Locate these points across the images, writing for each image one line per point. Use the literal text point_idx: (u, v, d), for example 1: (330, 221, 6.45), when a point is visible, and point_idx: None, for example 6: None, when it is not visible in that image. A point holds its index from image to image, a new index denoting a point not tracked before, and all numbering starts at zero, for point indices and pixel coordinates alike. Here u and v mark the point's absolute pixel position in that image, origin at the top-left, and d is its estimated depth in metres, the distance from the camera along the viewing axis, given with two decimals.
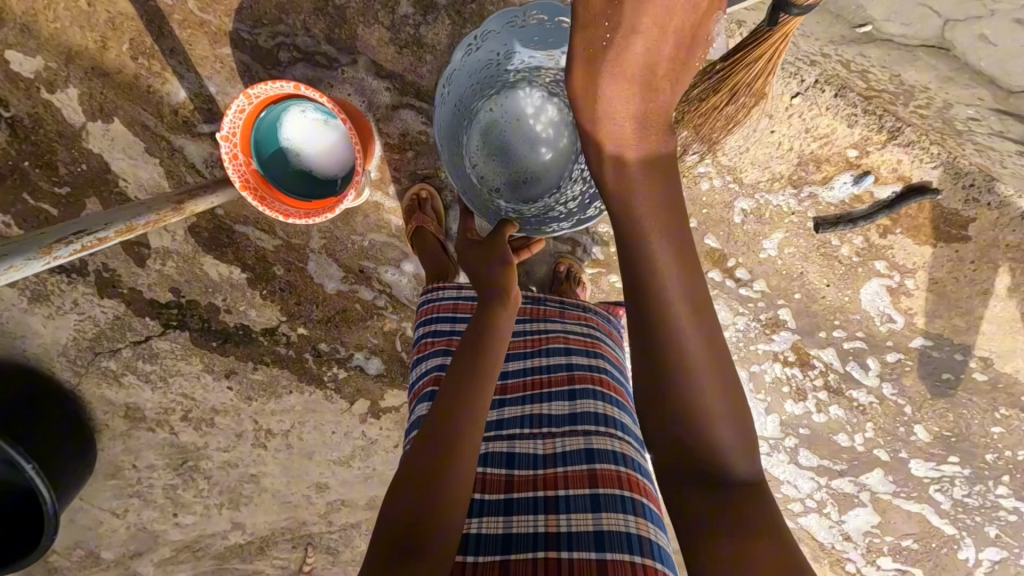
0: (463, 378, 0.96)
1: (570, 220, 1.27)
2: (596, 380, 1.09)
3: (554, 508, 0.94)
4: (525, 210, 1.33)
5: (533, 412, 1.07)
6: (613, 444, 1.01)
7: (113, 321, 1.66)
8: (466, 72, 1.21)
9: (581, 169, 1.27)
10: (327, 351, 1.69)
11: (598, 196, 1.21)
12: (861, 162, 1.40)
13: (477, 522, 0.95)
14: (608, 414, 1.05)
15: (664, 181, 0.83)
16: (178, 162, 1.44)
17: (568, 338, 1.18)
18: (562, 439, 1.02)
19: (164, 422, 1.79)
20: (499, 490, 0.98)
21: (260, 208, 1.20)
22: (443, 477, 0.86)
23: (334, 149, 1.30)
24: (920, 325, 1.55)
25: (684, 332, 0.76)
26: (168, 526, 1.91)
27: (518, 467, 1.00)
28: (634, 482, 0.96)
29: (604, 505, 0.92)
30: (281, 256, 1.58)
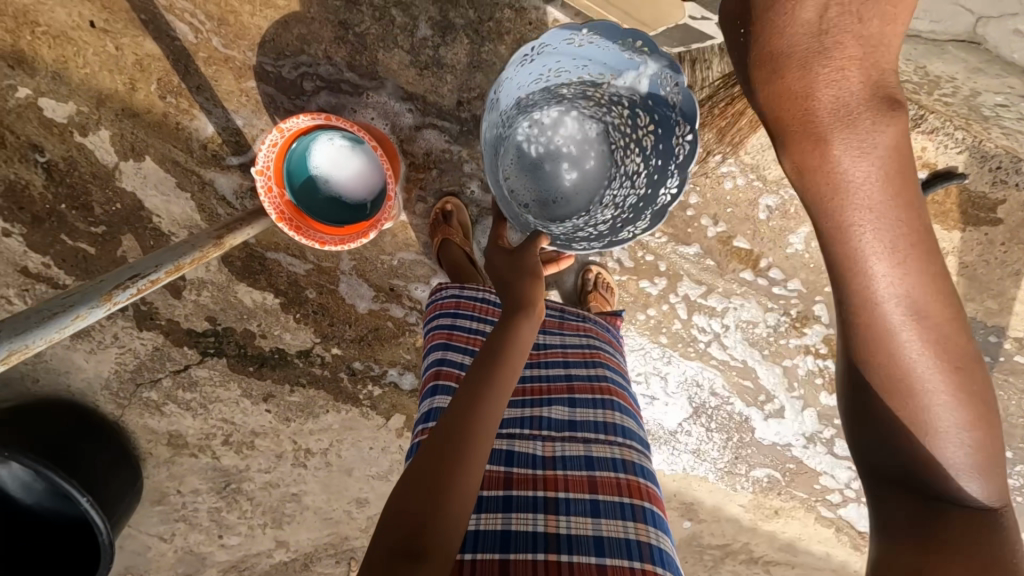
0: (476, 388, 0.90)
1: (599, 241, 1.22)
2: (596, 389, 1.09)
3: (554, 509, 0.93)
4: (552, 226, 1.30)
5: (533, 414, 1.04)
6: (612, 451, 1.01)
7: (153, 352, 1.70)
8: (521, 82, 1.20)
9: (612, 196, 1.30)
10: (361, 369, 1.72)
11: (635, 219, 1.22)
12: None
13: (475, 518, 0.92)
14: (607, 422, 1.04)
15: (895, 147, 0.66)
16: (208, 194, 1.47)
17: (566, 347, 1.16)
18: (562, 443, 1.01)
19: (206, 447, 1.83)
20: (497, 486, 0.95)
21: (297, 238, 1.23)
22: (446, 492, 0.81)
23: (363, 174, 1.33)
24: None
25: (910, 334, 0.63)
26: (214, 548, 1.95)
27: (517, 466, 0.97)
28: (634, 487, 0.96)
29: (603, 511, 0.93)
30: (314, 279, 1.62)
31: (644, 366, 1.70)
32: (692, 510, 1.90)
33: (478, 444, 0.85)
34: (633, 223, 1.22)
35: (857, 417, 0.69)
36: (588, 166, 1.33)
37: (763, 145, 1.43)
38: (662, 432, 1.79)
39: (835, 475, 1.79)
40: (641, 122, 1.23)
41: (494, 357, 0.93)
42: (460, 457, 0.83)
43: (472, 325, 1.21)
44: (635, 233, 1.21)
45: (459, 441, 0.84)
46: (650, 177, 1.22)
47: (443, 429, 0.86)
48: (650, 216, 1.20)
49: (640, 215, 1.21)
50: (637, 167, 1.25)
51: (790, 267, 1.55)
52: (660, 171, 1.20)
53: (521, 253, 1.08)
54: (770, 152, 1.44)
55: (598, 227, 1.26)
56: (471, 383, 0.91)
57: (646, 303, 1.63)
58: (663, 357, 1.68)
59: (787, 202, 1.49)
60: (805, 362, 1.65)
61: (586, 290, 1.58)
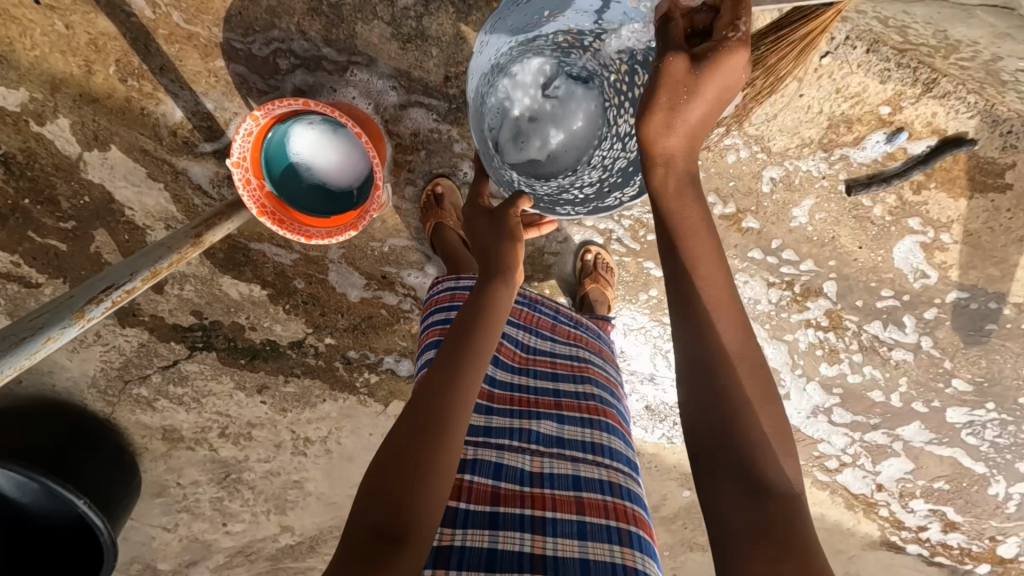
0: (454, 356, 0.94)
1: (584, 206, 1.17)
2: (583, 408, 1.07)
3: (541, 530, 0.90)
4: (537, 185, 1.24)
5: (522, 426, 1.02)
6: (599, 473, 0.98)
7: (139, 348, 1.64)
8: (515, 25, 1.12)
9: (602, 155, 1.20)
10: (357, 357, 1.69)
11: (621, 183, 1.13)
12: (894, 118, 1.35)
13: (461, 533, 0.88)
14: (595, 442, 1.02)
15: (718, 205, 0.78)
16: (183, 184, 1.38)
17: (555, 359, 1.15)
18: (550, 460, 0.99)
19: (202, 440, 1.80)
20: (484, 501, 0.91)
21: (280, 232, 1.16)
22: (432, 457, 0.82)
23: (347, 159, 1.25)
24: (954, 278, 1.53)
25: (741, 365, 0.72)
26: (219, 535, 1.95)
27: (506, 481, 0.95)
28: (621, 511, 0.94)
29: (590, 534, 0.90)
30: (301, 269, 1.56)
31: (644, 343, 1.68)
32: (692, 480, 1.91)
33: (461, 410, 0.88)
34: (619, 188, 1.13)
35: (700, 428, 0.71)
36: (576, 125, 1.24)
37: (769, 115, 1.36)
38: (662, 407, 1.79)
39: (831, 441, 1.81)
40: (638, 80, 1.11)
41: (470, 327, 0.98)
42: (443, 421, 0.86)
43: None
44: (622, 199, 1.13)
45: (444, 407, 0.87)
46: (642, 139, 1.11)
47: (425, 396, 0.89)
48: (637, 184, 1.11)
49: (628, 179, 1.11)
50: (630, 128, 1.14)
51: (791, 240, 1.52)
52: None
53: (498, 216, 1.15)
54: (776, 122, 1.38)
55: (582, 190, 1.19)
56: (448, 352, 0.95)
57: (644, 282, 1.60)
58: (663, 335, 1.66)
59: (792, 173, 1.44)
60: (806, 336, 1.64)
61: (585, 272, 1.54)
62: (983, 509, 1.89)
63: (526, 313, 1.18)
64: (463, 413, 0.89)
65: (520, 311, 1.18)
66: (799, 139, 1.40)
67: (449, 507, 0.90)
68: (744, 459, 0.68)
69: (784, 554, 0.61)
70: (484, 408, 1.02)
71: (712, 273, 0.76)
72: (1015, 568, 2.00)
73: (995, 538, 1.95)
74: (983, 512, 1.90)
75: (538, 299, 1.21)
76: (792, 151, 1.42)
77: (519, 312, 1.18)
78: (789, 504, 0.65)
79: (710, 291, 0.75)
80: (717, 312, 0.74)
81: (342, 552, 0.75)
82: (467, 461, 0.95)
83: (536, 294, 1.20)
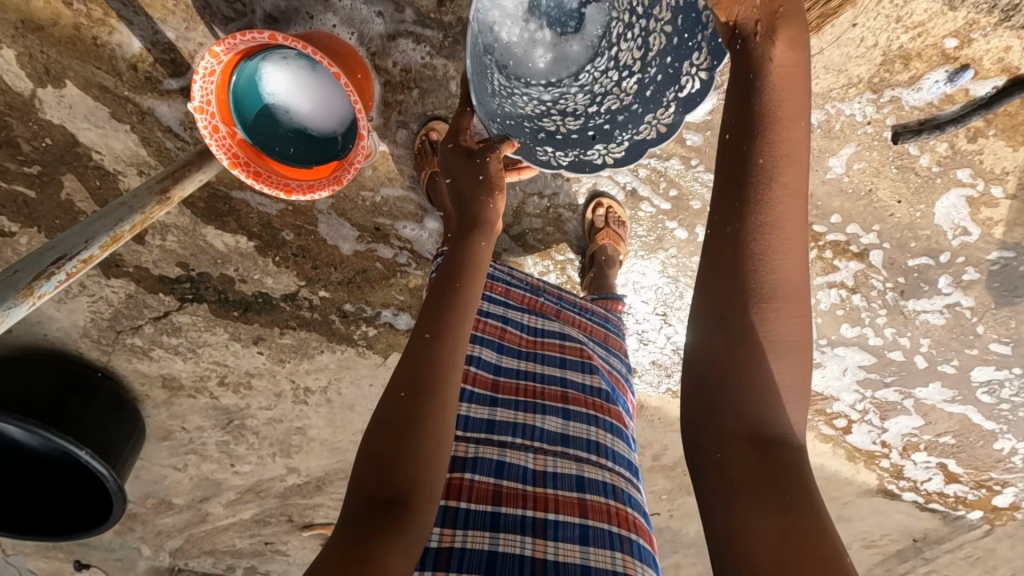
0: (436, 315, 0.87)
1: (570, 149, 1.12)
2: (589, 405, 1.03)
3: (543, 532, 0.86)
4: (516, 95, 1.09)
5: (526, 422, 0.98)
6: (603, 475, 0.95)
7: (127, 300, 1.57)
8: None
9: (597, 87, 1.11)
10: (353, 311, 1.63)
11: (610, 136, 1.11)
12: (959, 54, 1.17)
13: (461, 535, 0.84)
14: (600, 442, 0.99)
15: (788, 146, 0.69)
16: (151, 126, 1.26)
17: (563, 343, 1.11)
18: (554, 459, 0.94)
19: (202, 389, 1.77)
20: (485, 501, 0.88)
21: (254, 185, 1.05)
22: (421, 424, 0.76)
23: (327, 100, 1.11)
24: (998, 235, 1.40)
25: (772, 324, 0.66)
26: (228, 474, 1.99)
27: (508, 480, 0.90)
28: (622, 517, 0.91)
29: (593, 538, 0.86)
30: (290, 220, 1.47)
31: (653, 301, 1.60)
32: None
33: (450, 371, 0.82)
34: (608, 137, 1.12)
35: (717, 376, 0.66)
36: (571, 48, 1.11)
37: (814, 49, 1.18)
38: (669, 363, 1.72)
39: (841, 398, 1.76)
40: (660, 14, 1.00)
41: (449, 283, 0.91)
42: (427, 385, 0.79)
43: None
44: (605, 156, 1.12)
45: (429, 369, 0.80)
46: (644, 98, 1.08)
47: (406, 364, 0.82)
48: (625, 145, 1.11)
49: (618, 134, 1.11)
50: (630, 62, 1.08)
51: (822, 192, 1.38)
52: (655, 93, 1.06)
53: (477, 161, 1.03)
54: (822, 58, 1.19)
55: (567, 127, 1.12)
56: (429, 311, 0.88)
57: (657, 236, 1.49)
58: (674, 293, 1.57)
59: (833, 118, 1.27)
60: (827, 296, 1.55)
61: (595, 227, 1.43)
62: (986, 463, 1.88)
63: (530, 299, 1.16)
64: (453, 370, 0.82)
65: (524, 297, 1.16)
66: (845, 78, 1.22)
67: (449, 508, 0.86)
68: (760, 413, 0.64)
69: (784, 504, 0.58)
70: (488, 399, 0.99)
71: (781, 214, 0.68)
72: (1007, 516, 2.03)
73: (993, 489, 1.96)
74: (984, 465, 1.89)
75: (540, 284, 1.20)
76: (836, 92, 1.24)
77: (522, 296, 1.16)
78: (791, 458, 0.62)
79: (774, 203, 0.68)
80: (768, 257, 0.67)
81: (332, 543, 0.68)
82: (467, 459, 0.91)
83: (539, 278, 1.20)
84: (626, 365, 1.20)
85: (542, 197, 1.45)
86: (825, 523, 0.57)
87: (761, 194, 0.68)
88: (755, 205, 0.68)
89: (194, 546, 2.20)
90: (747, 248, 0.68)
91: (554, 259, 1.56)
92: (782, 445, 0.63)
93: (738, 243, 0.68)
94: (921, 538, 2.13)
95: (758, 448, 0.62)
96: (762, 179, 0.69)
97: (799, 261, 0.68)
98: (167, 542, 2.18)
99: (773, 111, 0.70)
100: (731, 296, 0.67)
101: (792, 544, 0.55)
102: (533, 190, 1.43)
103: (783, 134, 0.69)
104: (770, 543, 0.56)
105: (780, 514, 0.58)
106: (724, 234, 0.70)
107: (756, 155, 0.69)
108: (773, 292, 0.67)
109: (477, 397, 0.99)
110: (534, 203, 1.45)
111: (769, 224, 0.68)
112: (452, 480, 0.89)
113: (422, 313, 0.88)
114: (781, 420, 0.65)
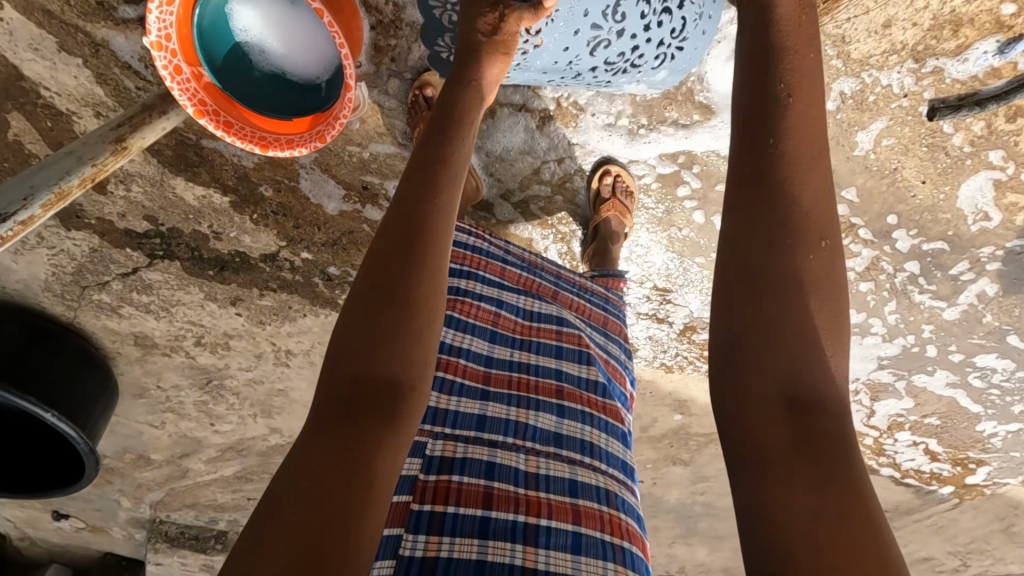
0: (407, 232, 0.71)
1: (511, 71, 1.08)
2: (584, 401, 0.98)
3: (534, 539, 0.80)
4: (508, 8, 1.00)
5: (518, 419, 0.92)
6: (597, 479, 0.90)
7: (91, 254, 1.45)
8: None
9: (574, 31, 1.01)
10: (338, 274, 1.53)
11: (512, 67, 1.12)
12: (1014, 22, 1.07)
13: (448, 543, 0.79)
14: (594, 442, 0.93)
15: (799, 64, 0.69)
16: (107, 61, 1.11)
17: (560, 329, 1.05)
18: (547, 460, 0.89)
19: (178, 348, 1.67)
20: (475, 503, 0.82)
21: (224, 137, 0.94)
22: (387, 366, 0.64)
23: (308, 41, 0.95)
24: (1018, 222, 1.34)
25: (807, 250, 0.62)
26: (207, 433, 1.93)
27: (499, 482, 0.84)
28: (615, 524, 0.86)
29: (585, 548, 0.81)
30: (268, 175, 1.35)
31: (654, 275, 1.53)
32: (686, 406, 1.85)
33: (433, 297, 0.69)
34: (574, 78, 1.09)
35: (740, 324, 0.61)
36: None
37: (855, 8, 1.07)
38: (665, 340, 1.66)
39: None
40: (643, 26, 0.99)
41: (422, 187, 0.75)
42: (389, 322, 0.66)
43: (457, 285, 1.03)
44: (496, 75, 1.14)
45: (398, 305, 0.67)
46: (617, 59, 1.04)
47: (361, 297, 0.68)
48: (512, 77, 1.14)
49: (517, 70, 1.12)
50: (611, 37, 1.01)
51: (845, 169, 1.30)
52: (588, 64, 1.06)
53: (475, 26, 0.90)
54: (864, 19, 1.09)
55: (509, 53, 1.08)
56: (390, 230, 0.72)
57: (664, 207, 1.41)
58: (678, 268, 1.49)
59: (868, 87, 1.17)
60: None
61: (600, 196, 1.35)
62: (965, 443, 1.87)
63: (525, 279, 1.10)
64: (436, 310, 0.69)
65: (519, 277, 1.10)
66: (887, 43, 1.11)
67: (436, 513, 0.81)
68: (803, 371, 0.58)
69: (823, 479, 0.53)
70: (479, 392, 0.93)
71: (799, 142, 0.66)
72: (977, 492, 2.01)
73: (967, 467, 1.95)
74: (963, 445, 1.88)
75: (538, 262, 1.14)
76: (875, 59, 1.13)
77: (518, 276, 1.10)
78: (834, 423, 0.56)
79: (794, 130, 0.66)
80: (794, 184, 0.64)
81: (277, 522, 0.55)
82: (456, 460, 0.85)
83: (537, 255, 1.14)
84: (624, 352, 1.13)
85: (551, 161, 1.36)
86: (869, 497, 0.53)
87: (782, 174, 0.65)
88: (777, 136, 0.66)
89: (175, 499, 2.17)
90: (776, 179, 0.65)
91: (554, 228, 1.48)
92: (822, 408, 0.56)
93: (762, 210, 0.63)
94: (892, 510, 2.11)
95: (795, 410, 0.56)
96: (778, 105, 0.67)
97: (822, 188, 0.64)
98: (147, 495, 2.15)
99: (794, 43, 0.70)
100: (767, 237, 0.63)
101: (837, 523, 0.51)
102: (535, 153, 1.34)
103: (796, 60, 0.69)
104: (810, 513, 0.52)
105: (824, 491, 0.52)
106: (742, 195, 0.65)
107: (770, 93, 0.68)
108: (807, 219, 0.63)
109: (467, 390, 0.93)
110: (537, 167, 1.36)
111: (795, 150, 0.65)
112: (440, 484, 0.83)
113: (397, 225, 0.71)
114: (829, 378, 0.58)
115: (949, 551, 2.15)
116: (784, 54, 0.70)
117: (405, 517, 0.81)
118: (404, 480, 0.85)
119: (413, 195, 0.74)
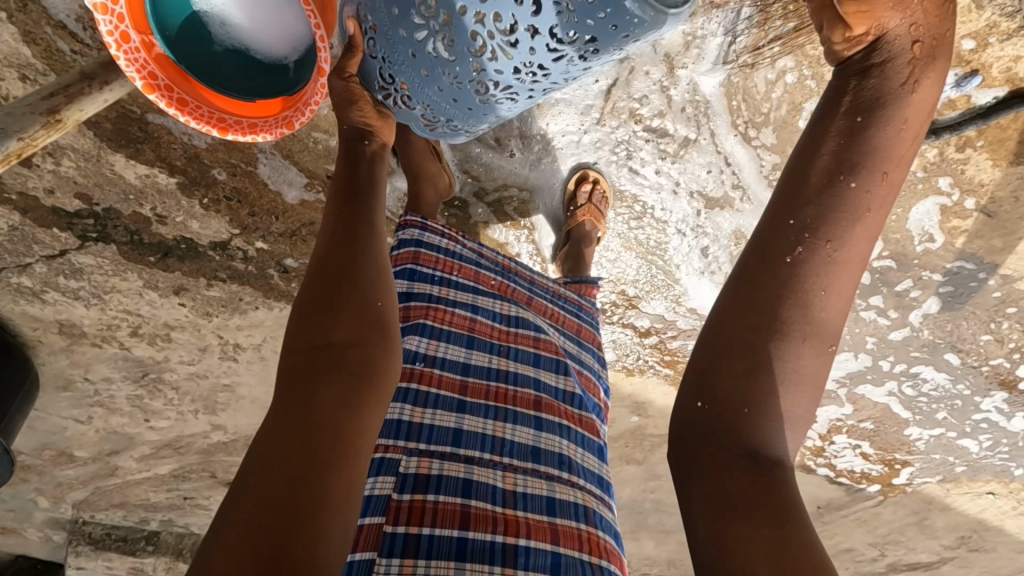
0: (347, 248, 0.80)
1: (433, 119, 0.94)
2: (561, 413, 0.96)
3: (513, 561, 0.78)
4: (409, 54, 0.85)
5: (495, 433, 0.89)
6: (575, 495, 0.89)
7: (10, 232, 1.30)
8: None
9: (492, 66, 0.83)
10: (295, 267, 1.45)
11: (448, 119, 0.93)
12: (972, 58, 1.14)
13: (423, 566, 0.76)
14: (572, 457, 0.92)
15: (873, 172, 0.60)
16: (37, 18, 0.98)
17: (538, 337, 1.02)
18: (524, 477, 0.87)
19: (110, 338, 1.52)
20: (452, 523, 0.79)
21: (177, 116, 0.85)
22: (345, 355, 0.71)
23: (277, 15, 0.89)
24: (958, 245, 1.43)
25: (803, 356, 0.60)
26: (141, 429, 1.78)
27: (476, 500, 0.82)
28: (593, 542, 0.86)
29: (565, 567, 0.80)
30: (223, 157, 1.26)
31: (619, 280, 1.53)
32: (643, 409, 1.86)
33: (383, 294, 0.77)
34: (508, 92, 0.86)
35: (713, 386, 0.62)
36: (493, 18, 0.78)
37: None
38: (629, 345, 1.65)
39: None
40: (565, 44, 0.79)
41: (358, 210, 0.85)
42: (340, 306, 0.74)
43: (430, 293, 0.99)
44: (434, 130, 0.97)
45: (351, 306, 0.74)
46: (526, 68, 0.82)
47: (315, 304, 0.74)
48: (452, 128, 0.96)
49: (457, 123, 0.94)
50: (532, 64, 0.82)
51: None
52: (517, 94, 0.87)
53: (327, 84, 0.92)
54: None
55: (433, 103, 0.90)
56: (335, 236, 0.81)
57: (633, 211, 1.42)
58: (647, 275, 1.50)
59: None
60: None
61: (576, 201, 1.35)
62: (893, 445, 1.98)
63: (500, 285, 1.07)
64: (385, 293, 0.78)
65: (495, 282, 1.07)
66: None
67: (410, 536, 0.77)
68: (751, 428, 0.60)
69: (773, 513, 0.57)
70: (455, 403, 0.90)
71: (842, 251, 0.60)
72: (900, 489, 2.12)
73: (893, 467, 2.05)
74: (891, 448, 1.99)
75: (512, 266, 1.11)
76: None
77: (492, 280, 1.07)
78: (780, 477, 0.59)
79: (836, 244, 0.60)
80: (818, 289, 0.60)
81: (248, 496, 0.59)
82: (431, 478, 0.82)
83: (511, 260, 1.11)
84: (598, 360, 1.13)
85: (524, 161, 1.34)
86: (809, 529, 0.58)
87: (810, 281, 0.60)
88: (833, 242, 0.60)
89: (101, 498, 2.00)
90: (801, 282, 0.60)
91: (525, 229, 1.45)
92: (775, 466, 0.60)
93: (766, 307, 0.60)
94: (824, 506, 2.22)
95: (753, 463, 0.60)
96: (831, 212, 0.60)
97: (841, 302, 0.61)
98: (68, 494, 1.97)
99: (881, 145, 0.61)
100: (770, 326, 0.60)
101: (788, 556, 0.55)
102: (510, 152, 1.32)
103: (872, 165, 0.60)
104: (762, 546, 0.56)
105: (768, 525, 0.57)
106: (754, 278, 0.62)
107: (831, 194, 0.60)
108: (816, 330, 0.60)
109: (443, 402, 0.90)
110: (508, 166, 1.34)
111: (835, 260, 0.60)
112: (415, 503, 0.79)
113: (337, 243, 0.80)
114: (779, 439, 0.61)
115: (871, 543, 2.29)
116: (876, 166, 0.60)
117: (377, 540, 0.78)
118: (377, 500, 0.81)
119: (348, 214, 0.84)
